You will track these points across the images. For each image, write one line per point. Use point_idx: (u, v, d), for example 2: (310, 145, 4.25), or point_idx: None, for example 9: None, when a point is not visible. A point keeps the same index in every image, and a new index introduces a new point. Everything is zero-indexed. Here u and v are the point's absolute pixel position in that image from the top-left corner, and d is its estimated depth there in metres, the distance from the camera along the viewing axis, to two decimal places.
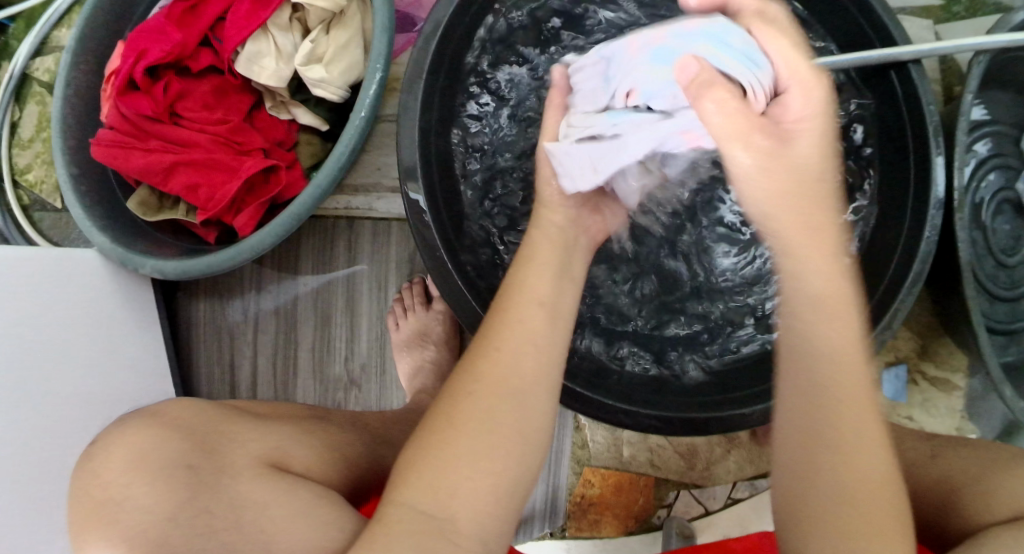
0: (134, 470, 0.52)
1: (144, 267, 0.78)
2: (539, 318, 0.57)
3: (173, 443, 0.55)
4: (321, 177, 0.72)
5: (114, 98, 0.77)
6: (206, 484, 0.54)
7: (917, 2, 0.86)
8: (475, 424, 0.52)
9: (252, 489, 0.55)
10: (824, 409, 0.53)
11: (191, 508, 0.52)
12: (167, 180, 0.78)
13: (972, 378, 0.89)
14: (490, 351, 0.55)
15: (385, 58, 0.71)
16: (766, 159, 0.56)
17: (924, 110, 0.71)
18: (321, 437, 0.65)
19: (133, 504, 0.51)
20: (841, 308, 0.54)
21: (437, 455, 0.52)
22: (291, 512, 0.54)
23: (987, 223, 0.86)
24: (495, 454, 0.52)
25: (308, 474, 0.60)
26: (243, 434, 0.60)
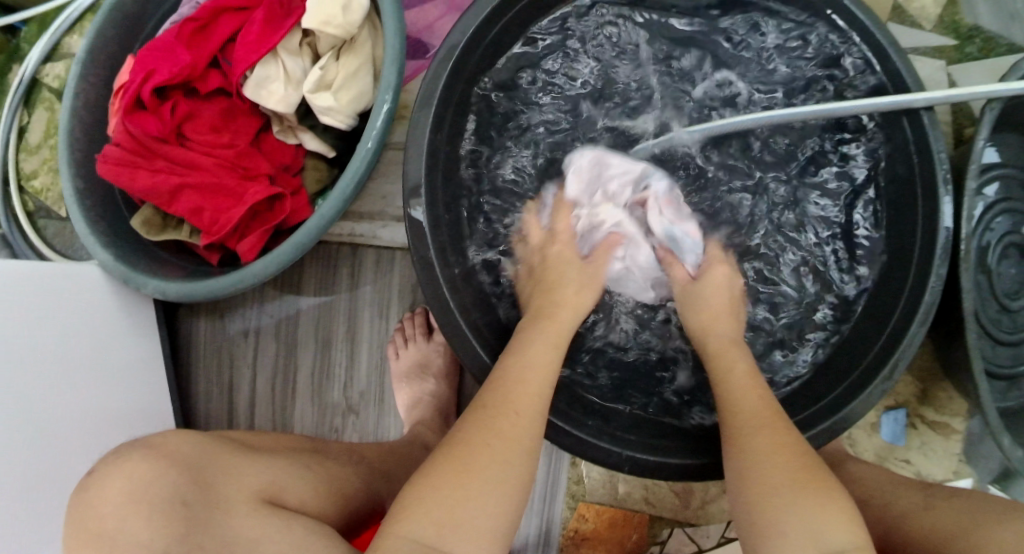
0: (131, 506, 0.54)
1: (146, 288, 0.78)
2: (541, 382, 0.61)
3: (171, 477, 0.56)
4: (328, 207, 0.72)
5: (121, 116, 0.76)
6: (202, 520, 0.56)
7: (931, 42, 0.84)
8: (492, 469, 0.55)
9: (246, 526, 0.57)
10: (736, 434, 0.59)
11: (187, 543, 0.54)
12: (171, 202, 0.78)
13: (970, 421, 0.89)
14: (501, 405, 0.59)
15: (393, 89, 0.71)
16: (690, 286, 0.75)
17: (933, 158, 0.71)
18: (320, 472, 0.65)
19: (131, 538, 0.54)
20: (747, 372, 0.65)
21: (435, 483, 0.55)
22: (283, 550, 0.57)
23: (992, 267, 0.85)
24: (501, 498, 0.55)
25: (302, 510, 0.61)
26: (240, 465, 0.60)
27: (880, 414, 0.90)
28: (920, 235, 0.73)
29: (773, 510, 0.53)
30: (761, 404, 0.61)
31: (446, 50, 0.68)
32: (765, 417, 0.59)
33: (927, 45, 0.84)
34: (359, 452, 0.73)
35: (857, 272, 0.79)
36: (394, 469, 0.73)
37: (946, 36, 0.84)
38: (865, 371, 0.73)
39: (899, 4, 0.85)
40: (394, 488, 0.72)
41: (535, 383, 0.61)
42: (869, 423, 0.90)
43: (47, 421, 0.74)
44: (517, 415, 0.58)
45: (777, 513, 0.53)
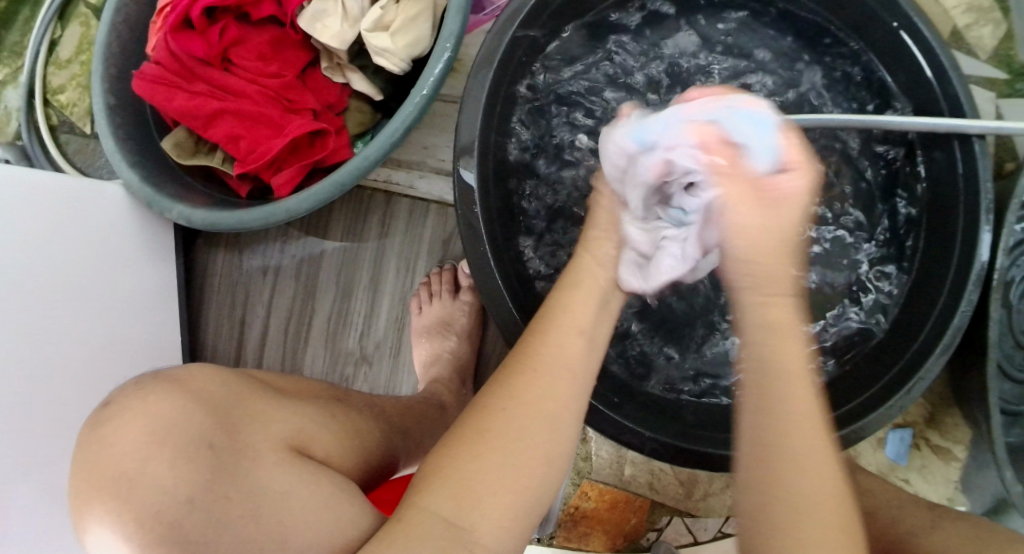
0: (153, 447, 0.50)
1: (171, 212, 0.76)
2: (577, 343, 0.58)
3: (195, 418, 0.53)
4: (372, 149, 0.70)
5: (166, 33, 0.74)
6: (228, 466, 0.52)
7: (985, 73, 0.83)
8: (508, 441, 0.53)
9: (273, 475, 0.53)
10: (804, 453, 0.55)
11: (212, 493, 0.50)
12: (208, 125, 0.76)
13: (970, 452, 0.88)
14: (530, 369, 0.56)
15: (455, 39, 0.69)
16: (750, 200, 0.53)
17: (979, 187, 0.71)
18: (345, 424, 0.63)
19: (152, 481, 0.49)
20: (792, 347, 0.52)
21: (464, 455, 0.52)
22: (308, 506, 0.53)
23: (1013, 302, 0.84)
24: (521, 473, 0.52)
25: (327, 461, 0.59)
26: (266, 410, 0.58)
27: (887, 431, 0.90)
28: (955, 259, 0.73)
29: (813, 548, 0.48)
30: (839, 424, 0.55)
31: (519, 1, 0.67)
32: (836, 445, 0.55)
33: (980, 74, 0.84)
34: (380, 404, 0.71)
35: (875, 288, 0.81)
36: (413, 427, 0.72)
37: (997, 69, 0.83)
38: (888, 383, 0.74)
39: (958, 30, 0.84)
40: (409, 444, 0.70)
41: (575, 351, 0.57)
42: (875, 439, 0.90)
43: (57, 342, 0.72)
44: (553, 386, 0.55)
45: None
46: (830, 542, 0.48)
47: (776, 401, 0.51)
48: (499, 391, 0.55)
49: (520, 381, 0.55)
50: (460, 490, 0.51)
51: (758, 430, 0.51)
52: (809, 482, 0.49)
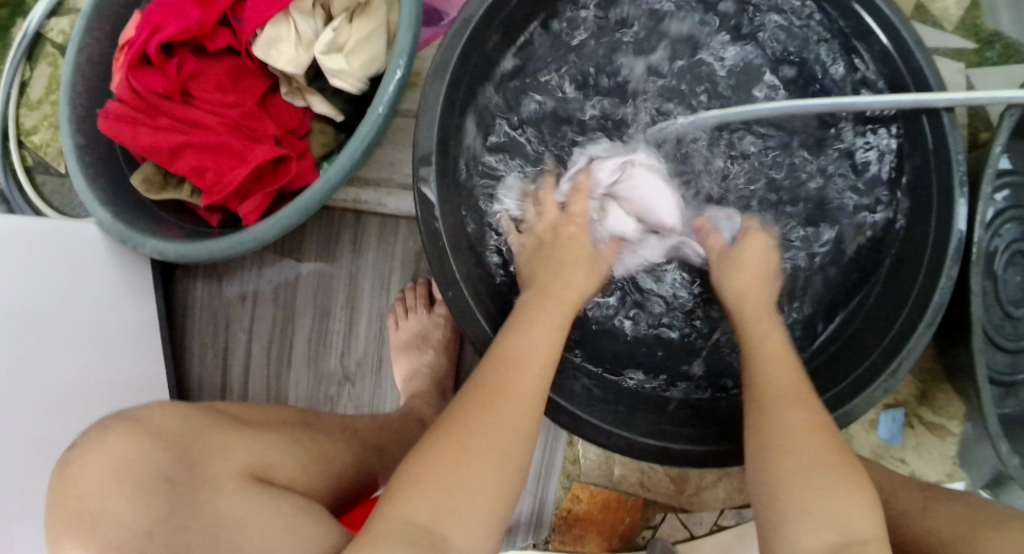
0: (114, 484, 0.51)
1: (143, 247, 0.76)
2: (546, 364, 0.61)
3: (153, 453, 0.53)
4: (334, 171, 0.70)
5: (126, 71, 0.75)
6: (186, 498, 0.53)
7: (952, 44, 0.82)
8: (489, 456, 0.54)
9: (230, 504, 0.54)
10: (764, 412, 0.58)
11: (172, 523, 0.51)
12: (173, 160, 0.76)
13: (966, 425, 0.88)
14: (505, 387, 0.57)
15: (408, 56, 0.69)
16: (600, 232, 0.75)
17: (951, 159, 0.70)
18: (311, 449, 0.64)
19: (112, 518, 0.50)
20: (778, 351, 0.64)
21: (438, 469, 0.53)
22: (268, 532, 0.54)
23: (998, 273, 0.83)
24: (491, 487, 0.54)
25: (292, 486, 0.60)
26: (228, 441, 0.59)
27: (879, 412, 0.89)
28: (932, 234, 0.72)
29: (810, 486, 0.53)
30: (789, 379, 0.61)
31: (469, 12, 0.67)
32: (790, 392, 0.59)
33: (947, 46, 0.82)
34: (355, 425, 0.72)
35: (858, 270, 0.80)
36: (389, 445, 0.72)
37: (966, 39, 0.82)
38: (871, 366, 0.73)
39: (922, 3, 0.82)
40: (389, 461, 0.72)
41: (538, 366, 0.60)
42: (867, 421, 0.89)
43: (40, 384, 0.73)
44: (520, 400, 0.57)
45: (813, 492, 0.53)
46: (829, 474, 0.54)
47: (765, 377, 0.61)
48: (479, 404, 0.56)
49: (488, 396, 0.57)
50: (435, 505, 0.52)
51: (756, 397, 0.60)
52: (802, 433, 0.56)
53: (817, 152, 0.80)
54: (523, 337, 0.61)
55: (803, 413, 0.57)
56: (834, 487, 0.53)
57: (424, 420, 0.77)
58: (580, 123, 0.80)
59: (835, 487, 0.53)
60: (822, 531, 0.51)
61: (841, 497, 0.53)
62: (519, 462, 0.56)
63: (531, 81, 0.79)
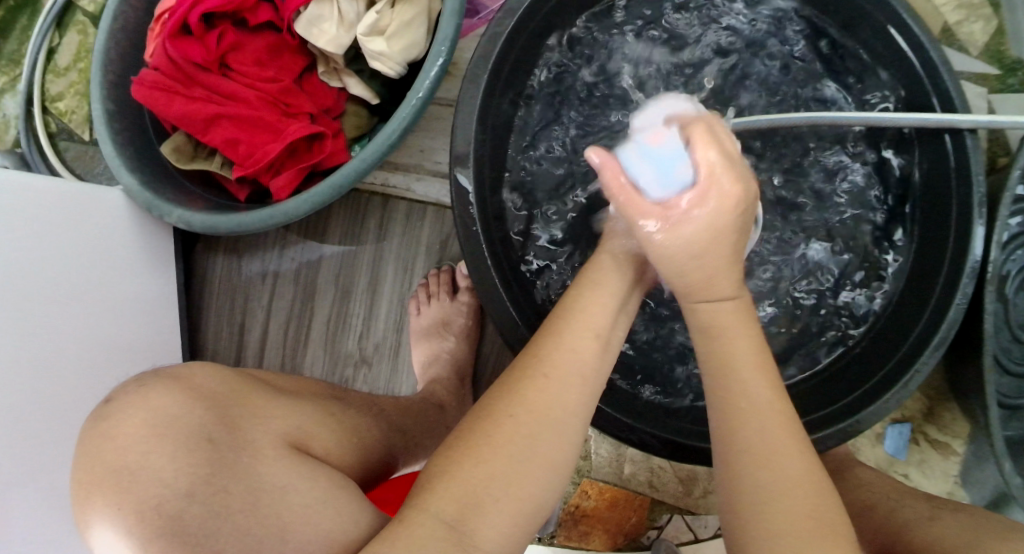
0: (154, 439, 0.51)
1: (170, 216, 0.76)
2: (594, 345, 0.57)
3: (196, 413, 0.53)
4: (369, 152, 0.71)
5: (165, 38, 0.75)
6: (228, 459, 0.52)
7: (976, 69, 0.84)
8: (515, 447, 0.53)
9: (275, 473, 0.53)
10: (728, 428, 0.55)
11: (213, 483, 0.51)
12: (206, 130, 0.76)
13: (969, 445, 0.88)
14: (540, 374, 0.55)
15: (450, 42, 0.70)
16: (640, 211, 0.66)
17: (972, 179, 0.71)
18: (342, 424, 0.64)
19: (152, 473, 0.50)
20: (757, 336, 0.57)
21: (469, 463, 0.52)
22: (309, 502, 0.53)
23: (1009, 296, 0.85)
24: (524, 477, 0.52)
25: (327, 458, 0.60)
26: (267, 408, 0.59)
27: (885, 426, 0.90)
28: (949, 252, 0.74)
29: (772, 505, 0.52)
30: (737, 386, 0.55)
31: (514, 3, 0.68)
32: (767, 411, 0.54)
33: (971, 71, 0.84)
34: (380, 405, 0.72)
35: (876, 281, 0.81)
36: (412, 428, 0.72)
37: (990, 65, 0.84)
38: (885, 377, 0.74)
39: (949, 27, 0.85)
40: (409, 443, 0.71)
41: (588, 351, 0.57)
42: (873, 434, 0.90)
43: (59, 348, 0.73)
44: (562, 390, 0.55)
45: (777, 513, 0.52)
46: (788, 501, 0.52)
47: (729, 382, 0.55)
48: (512, 394, 0.55)
49: (529, 384, 0.55)
50: (463, 500, 0.51)
51: (725, 413, 0.55)
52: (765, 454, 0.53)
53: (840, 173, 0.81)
54: (572, 319, 0.58)
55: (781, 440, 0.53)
56: (782, 507, 0.52)
57: (440, 405, 0.77)
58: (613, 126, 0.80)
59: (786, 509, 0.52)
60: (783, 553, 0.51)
61: (805, 519, 0.51)
62: (556, 452, 0.54)
63: (568, 77, 0.80)
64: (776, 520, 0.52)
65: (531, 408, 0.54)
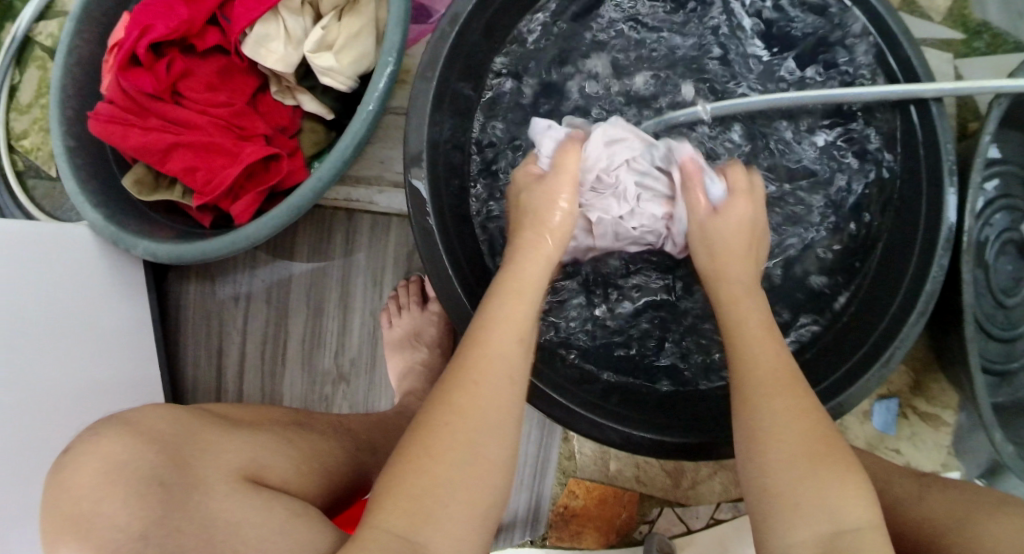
0: (106, 487, 0.51)
1: (136, 249, 0.76)
2: (518, 349, 0.58)
3: (149, 456, 0.53)
4: (325, 169, 0.70)
5: (115, 72, 0.74)
6: (179, 499, 0.53)
7: (939, 34, 0.82)
8: (454, 453, 0.53)
9: (225, 505, 0.54)
10: (748, 399, 0.57)
11: (165, 524, 0.51)
12: (164, 160, 0.76)
13: (960, 415, 0.87)
14: (470, 385, 0.55)
15: (398, 51, 0.69)
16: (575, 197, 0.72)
17: (941, 149, 0.70)
18: (300, 448, 0.64)
19: (108, 522, 0.50)
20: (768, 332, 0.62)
21: (414, 471, 0.52)
22: (263, 531, 0.54)
23: (990, 262, 0.83)
24: (467, 481, 0.53)
25: (284, 487, 0.60)
26: (220, 444, 0.59)
27: (873, 403, 0.89)
28: (923, 224, 0.73)
29: (805, 478, 0.53)
30: (765, 357, 0.59)
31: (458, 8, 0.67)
32: (772, 374, 0.58)
33: (934, 37, 0.83)
34: (344, 424, 0.73)
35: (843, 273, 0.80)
36: (382, 444, 0.73)
37: (954, 30, 0.82)
38: (864, 356, 0.73)
39: None
40: (382, 460, 0.72)
41: (512, 354, 0.57)
42: (862, 411, 0.89)
43: (39, 392, 0.73)
44: (493, 397, 0.55)
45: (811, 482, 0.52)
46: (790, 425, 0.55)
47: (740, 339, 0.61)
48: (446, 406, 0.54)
49: (460, 397, 0.55)
50: (413, 511, 0.51)
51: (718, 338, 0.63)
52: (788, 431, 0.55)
53: (791, 157, 0.80)
54: (494, 323, 0.58)
55: (772, 357, 0.59)
56: (776, 407, 0.56)
57: (418, 415, 0.77)
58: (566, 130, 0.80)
59: (775, 408, 0.56)
60: (813, 520, 0.51)
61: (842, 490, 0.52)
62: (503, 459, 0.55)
63: (514, 85, 0.79)
64: (796, 489, 0.52)
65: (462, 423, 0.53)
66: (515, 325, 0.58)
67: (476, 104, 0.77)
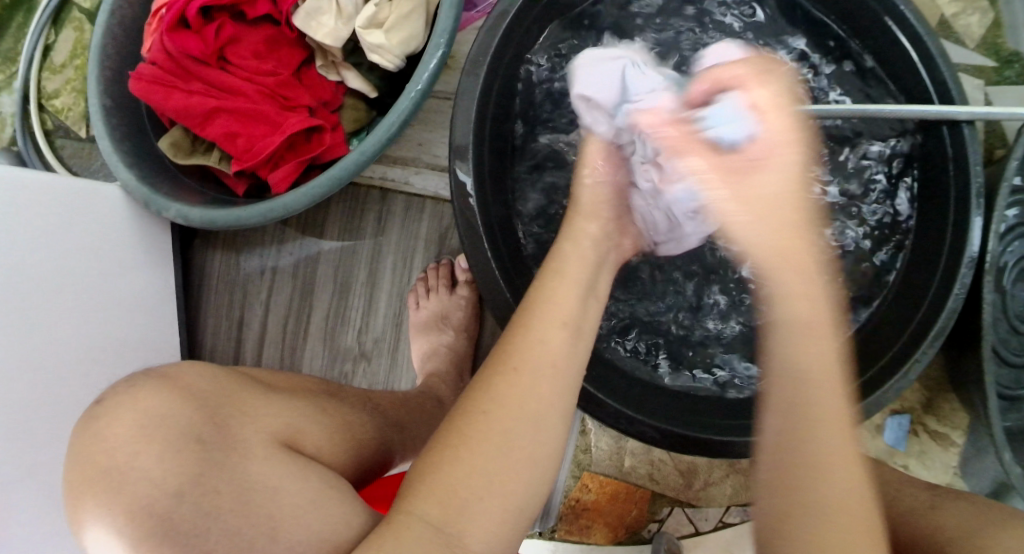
0: (142, 441, 0.50)
1: (168, 211, 0.76)
2: (562, 335, 0.57)
3: (184, 413, 0.53)
4: (369, 143, 0.71)
5: (163, 32, 0.74)
6: (216, 461, 0.52)
7: (972, 61, 0.84)
8: (491, 443, 0.52)
9: (262, 470, 0.53)
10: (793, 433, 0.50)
11: (201, 484, 0.50)
12: (204, 124, 0.76)
13: (968, 436, 0.88)
14: (510, 375, 0.55)
15: (449, 34, 0.70)
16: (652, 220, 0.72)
17: (969, 171, 0.71)
18: (332, 417, 0.63)
19: (142, 474, 0.49)
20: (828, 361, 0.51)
21: (449, 459, 0.52)
22: (298, 502, 0.52)
23: (1007, 287, 0.85)
24: (501, 472, 0.52)
25: (320, 455, 0.59)
26: (257, 406, 0.58)
27: (885, 418, 0.90)
28: (948, 241, 0.74)
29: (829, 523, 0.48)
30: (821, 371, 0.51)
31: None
32: (820, 396, 0.50)
33: (968, 63, 0.85)
34: (376, 397, 0.72)
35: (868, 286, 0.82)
36: (408, 420, 0.73)
37: (986, 58, 0.84)
38: (884, 368, 0.74)
39: (945, 20, 0.85)
40: (407, 438, 0.71)
41: (556, 345, 0.56)
42: (873, 426, 0.90)
43: (59, 349, 0.72)
44: (534, 382, 0.55)
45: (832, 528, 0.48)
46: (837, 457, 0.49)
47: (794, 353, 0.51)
48: (484, 394, 0.54)
49: (499, 383, 0.54)
50: (445, 503, 0.51)
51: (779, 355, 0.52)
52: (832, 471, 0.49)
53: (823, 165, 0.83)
54: (536, 311, 0.58)
55: (822, 375, 0.51)
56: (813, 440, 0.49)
57: (438, 397, 0.77)
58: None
59: (817, 446, 0.49)
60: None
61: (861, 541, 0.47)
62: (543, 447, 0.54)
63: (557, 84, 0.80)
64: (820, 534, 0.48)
65: (502, 409, 0.53)
66: (560, 310, 0.58)
67: (519, 99, 0.78)
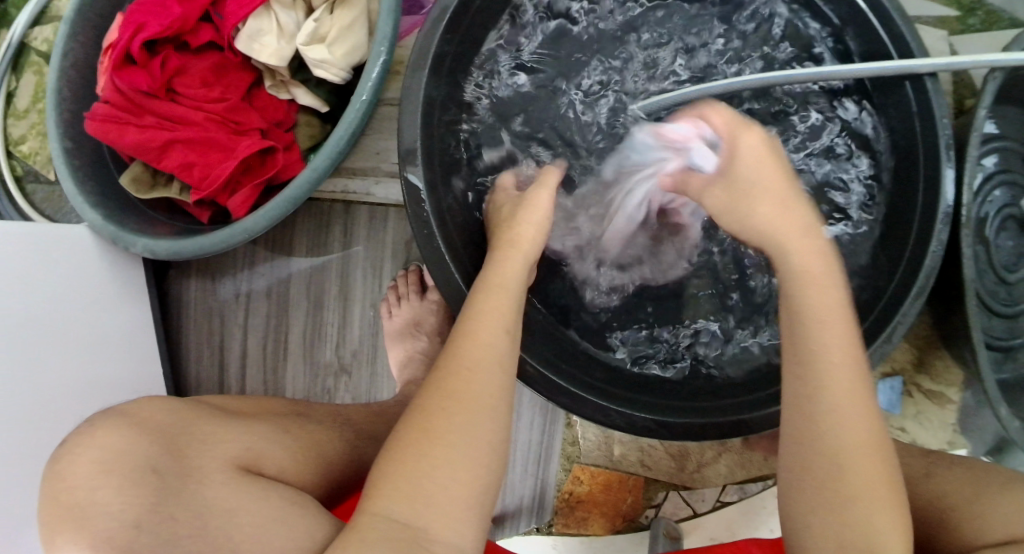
0: (102, 475, 0.51)
1: (134, 246, 0.76)
2: (501, 339, 0.59)
3: (143, 447, 0.53)
4: (320, 160, 0.70)
5: (111, 72, 0.75)
6: (175, 488, 0.53)
7: (934, 12, 0.82)
8: (452, 440, 0.53)
9: (220, 494, 0.54)
10: (808, 390, 0.58)
11: (160, 512, 0.51)
12: (161, 157, 0.77)
13: (965, 392, 0.87)
14: (459, 372, 0.56)
15: (389, 42, 0.69)
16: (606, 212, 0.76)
17: (936, 124, 0.69)
18: (298, 439, 0.64)
19: (101, 509, 0.50)
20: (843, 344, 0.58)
21: (415, 454, 0.53)
22: (259, 520, 0.53)
23: (990, 238, 0.83)
24: (460, 468, 0.53)
25: (280, 476, 0.60)
26: (217, 433, 0.59)
27: (877, 382, 0.89)
28: (920, 199, 0.72)
29: (838, 483, 0.55)
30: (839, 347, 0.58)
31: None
32: (848, 371, 0.57)
33: (928, 14, 0.83)
34: (345, 412, 0.73)
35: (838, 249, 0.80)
36: (382, 432, 0.73)
37: (948, 7, 0.82)
38: (865, 333, 0.73)
39: None
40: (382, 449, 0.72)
41: (497, 346, 0.58)
42: None
43: (43, 389, 0.73)
44: (483, 383, 0.56)
45: (843, 487, 0.55)
46: (851, 428, 0.56)
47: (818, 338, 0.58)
48: (438, 393, 0.55)
49: (451, 383, 0.56)
50: (412, 498, 0.52)
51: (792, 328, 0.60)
52: (847, 429, 0.56)
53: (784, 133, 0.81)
54: (479, 316, 0.59)
55: (841, 349, 0.58)
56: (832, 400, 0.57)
57: None
58: (575, 155, 0.80)
59: (829, 403, 0.57)
60: (835, 518, 0.55)
61: (872, 497, 0.55)
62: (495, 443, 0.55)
63: (510, 81, 0.79)
64: (830, 485, 0.56)
65: (458, 406, 0.55)
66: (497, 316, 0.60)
67: (468, 100, 0.77)
